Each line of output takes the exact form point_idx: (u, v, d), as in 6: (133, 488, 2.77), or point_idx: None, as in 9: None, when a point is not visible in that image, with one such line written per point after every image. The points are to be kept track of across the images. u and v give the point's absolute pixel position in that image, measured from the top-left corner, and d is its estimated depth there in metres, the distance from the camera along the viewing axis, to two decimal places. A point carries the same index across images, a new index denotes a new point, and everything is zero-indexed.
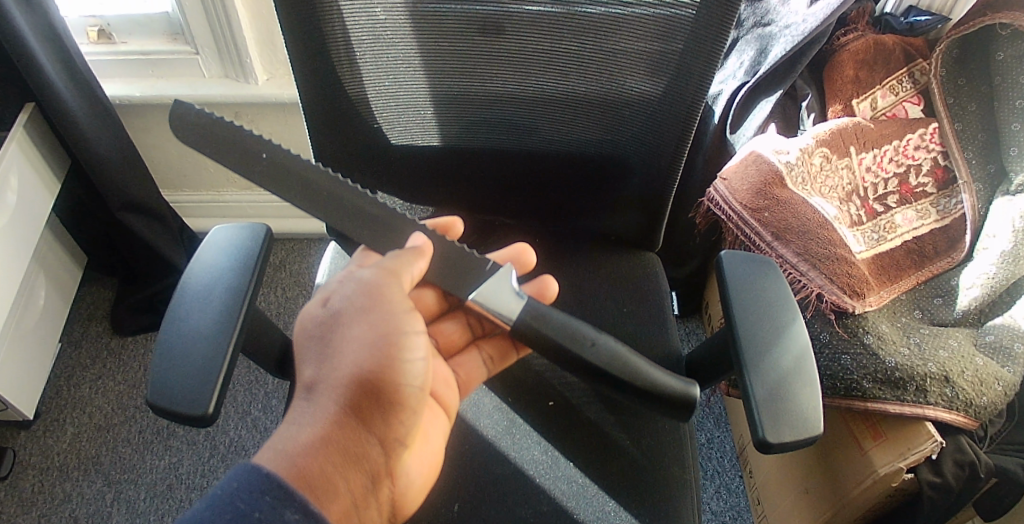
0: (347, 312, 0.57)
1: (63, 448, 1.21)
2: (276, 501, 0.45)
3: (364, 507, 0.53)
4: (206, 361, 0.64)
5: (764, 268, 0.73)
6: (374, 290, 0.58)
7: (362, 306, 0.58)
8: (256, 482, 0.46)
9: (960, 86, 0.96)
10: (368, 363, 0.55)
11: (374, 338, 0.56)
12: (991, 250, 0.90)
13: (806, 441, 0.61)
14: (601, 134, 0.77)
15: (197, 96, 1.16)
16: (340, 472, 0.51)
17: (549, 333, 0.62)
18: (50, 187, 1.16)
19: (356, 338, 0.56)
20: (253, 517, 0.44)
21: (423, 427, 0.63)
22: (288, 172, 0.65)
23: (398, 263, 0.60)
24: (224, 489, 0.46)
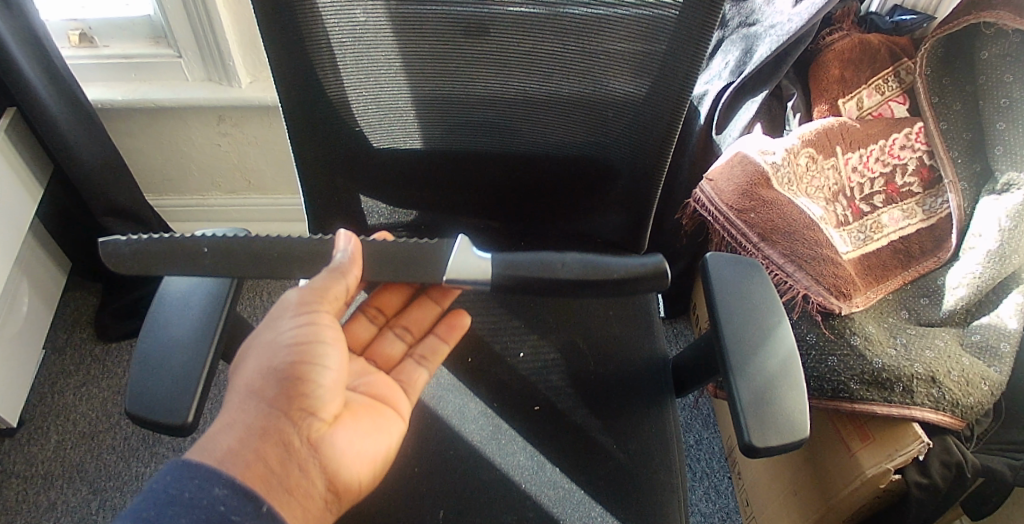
0: (272, 326, 0.59)
1: (47, 455, 1.19)
2: (203, 481, 0.48)
3: (283, 474, 0.53)
4: (185, 369, 0.63)
5: (748, 269, 0.73)
6: (299, 297, 0.59)
7: (279, 315, 0.59)
8: (182, 472, 0.49)
9: (945, 85, 0.96)
10: (273, 364, 0.57)
11: (292, 338, 0.58)
12: (977, 250, 0.90)
13: (791, 445, 0.60)
14: (585, 135, 0.77)
15: (181, 100, 1.15)
16: (267, 452, 0.53)
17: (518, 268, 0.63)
18: (31, 195, 1.14)
19: (270, 345, 0.58)
20: (184, 498, 0.47)
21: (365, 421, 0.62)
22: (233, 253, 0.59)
23: (323, 283, 0.59)
24: (157, 483, 0.48)
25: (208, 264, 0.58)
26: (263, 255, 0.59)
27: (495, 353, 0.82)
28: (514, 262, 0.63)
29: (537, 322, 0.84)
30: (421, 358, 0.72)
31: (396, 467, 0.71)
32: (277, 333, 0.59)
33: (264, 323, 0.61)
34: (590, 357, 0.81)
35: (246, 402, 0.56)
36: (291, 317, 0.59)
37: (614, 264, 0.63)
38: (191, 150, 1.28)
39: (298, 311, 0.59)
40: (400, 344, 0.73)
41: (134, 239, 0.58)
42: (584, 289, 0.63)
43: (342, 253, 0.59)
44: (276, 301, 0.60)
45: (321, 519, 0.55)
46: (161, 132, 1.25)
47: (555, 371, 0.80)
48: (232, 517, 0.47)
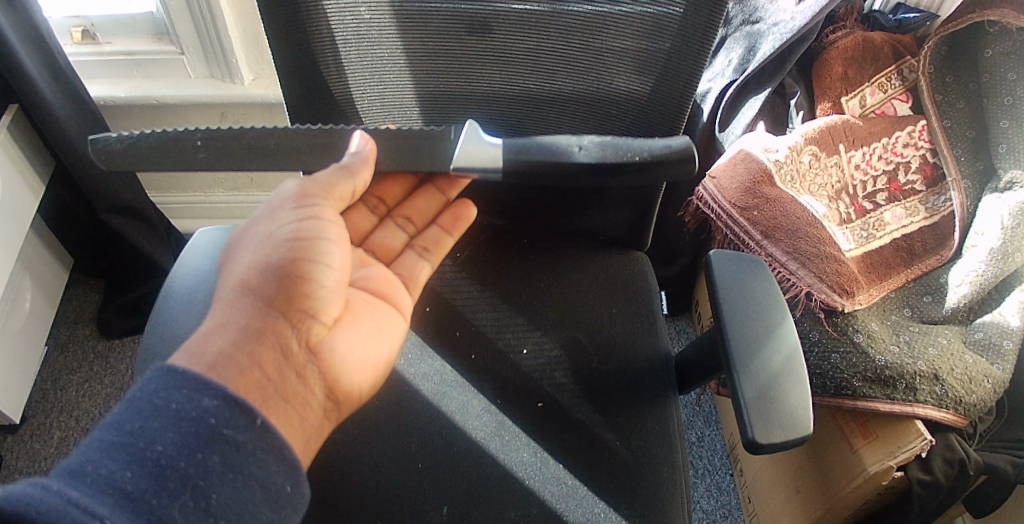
0: (272, 218, 0.59)
1: (48, 452, 1.19)
2: (191, 392, 0.45)
3: (283, 379, 0.52)
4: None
5: (751, 266, 0.73)
6: (301, 189, 0.60)
7: (280, 205, 0.60)
8: (170, 377, 0.46)
9: (949, 83, 0.96)
10: (271, 262, 0.57)
11: (292, 234, 0.58)
12: (980, 247, 0.90)
13: (795, 441, 0.60)
14: (589, 134, 0.77)
15: (183, 97, 1.14)
16: (266, 352, 0.52)
17: (533, 153, 0.63)
18: (33, 191, 1.14)
19: (265, 242, 0.58)
20: (171, 409, 0.44)
21: (366, 324, 0.63)
22: (227, 146, 0.59)
23: (329, 179, 0.60)
24: (141, 390, 0.45)
25: (203, 156, 0.59)
26: (258, 147, 0.59)
27: (498, 349, 0.82)
28: (522, 149, 0.63)
29: (541, 319, 0.84)
30: (424, 250, 0.74)
31: (399, 462, 0.72)
32: (276, 227, 0.59)
33: (262, 213, 0.60)
34: (594, 353, 0.81)
35: (242, 301, 0.54)
36: (292, 210, 0.59)
37: (635, 145, 0.63)
38: None
39: (301, 203, 0.60)
40: (400, 235, 0.75)
41: (123, 135, 0.59)
42: (602, 172, 0.64)
43: (355, 153, 0.60)
44: (277, 194, 0.61)
45: (322, 428, 0.54)
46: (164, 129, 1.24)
47: (559, 367, 0.80)
48: (223, 431, 0.44)
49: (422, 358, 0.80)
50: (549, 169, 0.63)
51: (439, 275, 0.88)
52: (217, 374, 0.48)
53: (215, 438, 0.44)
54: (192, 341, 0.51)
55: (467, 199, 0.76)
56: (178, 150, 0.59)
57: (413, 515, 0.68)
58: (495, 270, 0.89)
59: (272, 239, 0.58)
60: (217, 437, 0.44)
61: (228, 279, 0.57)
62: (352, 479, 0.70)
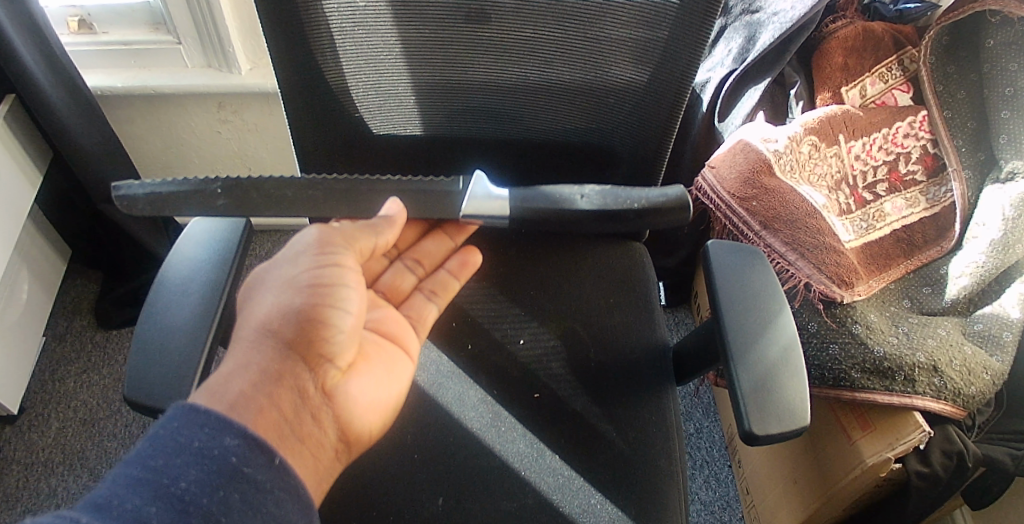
0: (292, 260, 0.58)
1: (47, 442, 1.20)
2: (214, 430, 0.44)
3: (297, 421, 0.50)
4: (182, 355, 0.63)
5: (749, 256, 0.73)
6: (321, 236, 0.59)
7: (301, 250, 0.59)
8: (191, 416, 0.44)
9: (950, 73, 0.96)
10: (291, 305, 0.55)
11: (311, 276, 0.57)
12: (981, 238, 0.89)
13: (792, 432, 0.60)
14: (586, 122, 0.76)
15: (180, 87, 1.14)
16: (284, 397, 0.50)
17: (536, 202, 0.66)
18: (30, 180, 1.13)
19: (287, 284, 0.56)
20: (193, 447, 0.43)
21: (376, 365, 0.61)
22: (248, 196, 0.60)
23: (353, 229, 0.60)
24: (161, 427, 0.44)
25: (223, 204, 0.60)
26: (277, 196, 0.60)
27: (495, 340, 0.81)
28: (528, 197, 0.66)
29: (538, 310, 0.84)
30: (432, 292, 0.72)
31: (395, 453, 0.71)
32: (296, 270, 0.57)
33: (283, 257, 0.59)
34: (591, 344, 0.81)
35: (262, 344, 0.53)
36: (312, 256, 0.58)
37: (634, 192, 0.65)
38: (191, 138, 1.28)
39: (322, 248, 0.58)
40: (410, 277, 0.73)
41: (146, 183, 0.59)
42: (604, 220, 0.66)
43: (383, 216, 0.61)
44: (296, 238, 0.60)
45: (331, 470, 0.53)
46: (161, 118, 1.24)
47: (556, 357, 0.80)
48: (245, 470, 0.44)
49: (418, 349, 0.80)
50: (552, 217, 0.67)
51: None
52: (236, 416, 0.47)
53: (236, 477, 0.43)
54: (210, 380, 0.50)
55: (474, 245, 0.75)
56: (200, 197, 0.60)
57: (408, 504, 0.68)
58: (493, 261, 0.88)
59: (293, 282, 0.56)
60: (237, 476, 0.43)
61: (246, 318, 0.55)
62: (347, 469, 0.70)
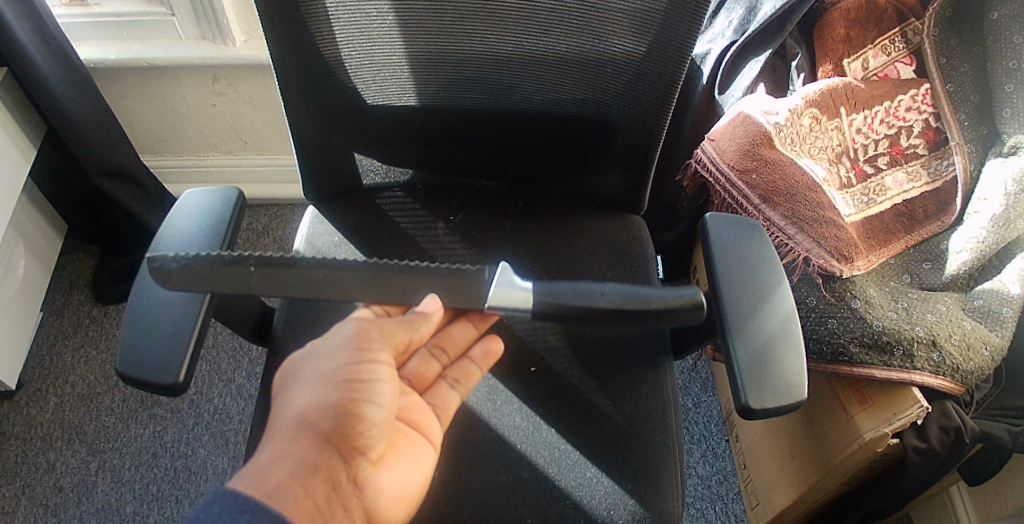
0: (330, 354, 0.59)
1: (46, 417, 1.20)
2: (253, 515, 0.45)
3: (330, 513, 0.51)
4: (176, 328, 0.62)
5: (747, 229, 0.72)
6: (359, 330, 0.61)
7: (339, 343, 0.60)
8: (234, 502, 0.45)
9: (954, 45, 0.94)
10: (328, 398, 0.56)
11: (347, 371, 0.58)
12: (982, 214, 0.88)
13: (788, 406, 0.60)
14: (584, 94, 0.75)
15: (174, 59, 1.13)
16: (320, 491, 0.51)
17: (557, 300, 0.62)
18: (24, 153, 1.12)
19: (325, 376, 0.57)
20: None
21: (403, 455, 0.60)
22: (281, 277, 0.61)
23: (389, 326, 0.62)
24: (202, 510, 0.44)
25: (255, 282, 0.60)
26: (312, 279, 0.61)
27: None
28: (552, 290, 0.63)
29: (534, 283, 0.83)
30: (454, 381, 0.69)
31: None
32: (333, 365, 0.58)
33: (321, 348, 0.60)
34: (588, 318, 0.80)
35: (300, 436, 0.54)
36: (348, 351, 0.60)
37: (652, 296, 0.63)
38: (187, 111, 1.27)
39: (359, 344, 0.60)
40: (435, 364, 0.70)
41: (180, 254, 0.62)
42: (621, 320, 0.63)
43: (421, 311, 0.61)
44: (335, 333, 0.61)
45: None
46: (155, 92, 1.23)
47: (552, 331, 0.79)
48: None
49: None
50: (572, 317, 0.63)
51: (430, 237, 0.86)
52: (278, 505, 0.48)
53: None
54: (249, 469, 0.50)
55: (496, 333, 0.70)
56: (234, 277, 0.61)
57: None
58: (490, 234, 0.87)
59: (330, 375, 0.57)
60: None
61: (284, 408, 0.56)
62: None
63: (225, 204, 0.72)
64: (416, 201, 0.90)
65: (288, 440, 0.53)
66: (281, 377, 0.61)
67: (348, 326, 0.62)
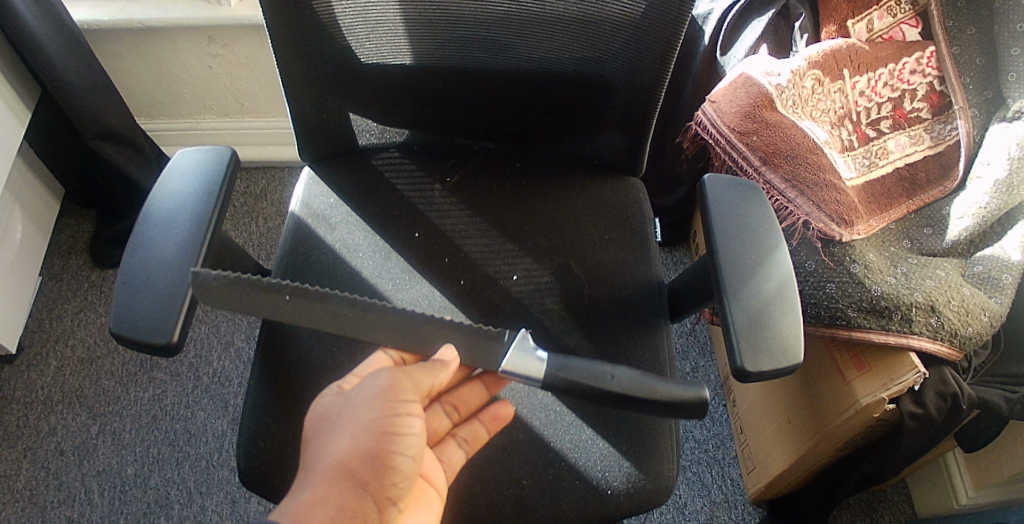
0: (361, 402, 0.55)
1: (47, 381, 1.21)
2: None
3: None
4: (168, 287, 0.61)
5: (745, 191, 0.70)
6: (389, 381, 0.56)
7: (370, 398, 0.55)
8: None
9: (961, 7, 0.92)
10: (367, 449, 0.52)
11: (381, 421, 0.53)
12: (984, 179, 0.88)
13: (785, 369, 0.59)
14: (582, 53, 0.73)
15: (169, 20, 1.11)
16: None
17: (571, 376, 0.59)
18: (19, 116, 1.11)
19: (360, 427, 0.53)
20: None
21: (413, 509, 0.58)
22: (311, 307, 0.58)
23: (416, 373, 0.56)
24: None
25: (287, 309, 0.58)
26: (339, 314, 0.58)
27: (488, 276, 0.80)
28: (567, 365, 0.60)
29: (532, 246, 0.82)
30: (463, 440, 0.65)
31: None
32: (365, 413, 0.54)
33: (350, 400, 0.56)
34: (585, 281, 0.80)
35: (338, 482, 0.51)
36: (379, 400, 0.55)
37: (660, 387, 0.59)
38: (182, 73, 1.26)
39: (390, 398, 0.55)
40: (446, 420, 0.66)
41: (220, 271, 0.57)
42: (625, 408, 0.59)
43: (438, 359, 0.57)
44: (364, 382, 0.56)
45: None
46: (150, 54, 1.21)
47: (550, 293, 0.79)
48: None
49: (410, 283, 0.79)
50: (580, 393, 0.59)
51: (427, 200, 0.86)
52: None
53: None
54: (286, 508, 0.49)
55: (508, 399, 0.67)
56: (264, 300, 0.57)
57: None
58: (488, 196, 0.87)
59: (367, 427, 0.53)
60: None
61: (318, 454, 0.53)
62: None
63: (218, 167, 0.70)
64: (412, 162, 0.89)
65: (325, 480, 0.51)
66: (309, 426, 0.57)
67: (375, 378, 0.57)
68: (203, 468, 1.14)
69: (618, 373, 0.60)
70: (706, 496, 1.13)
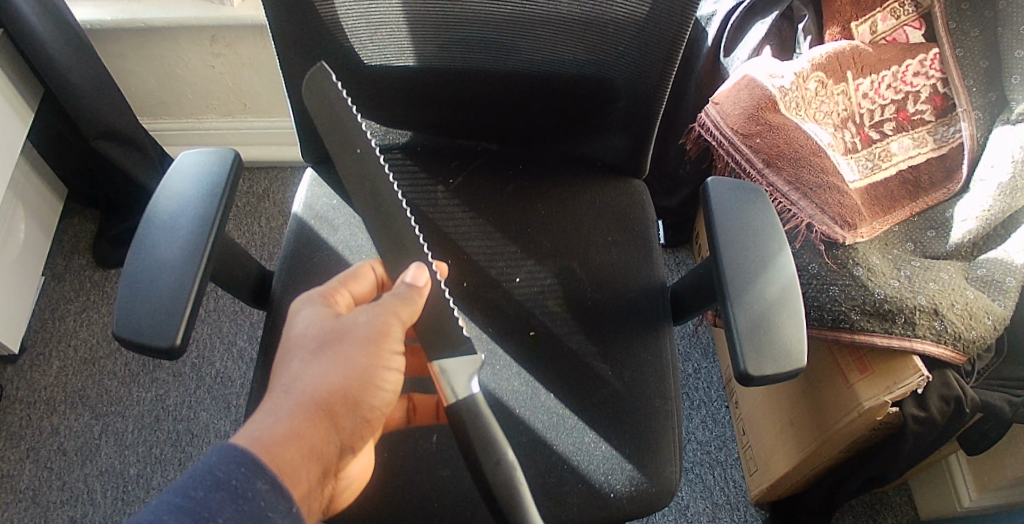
0: (350, 339, 0.55)
1: (49, 381, 1.21)
2: (251, 471, 0.45)
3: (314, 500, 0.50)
4: (173, 289, 0.61)
5: (749, 194, 0.70)
6: (380, 323, 0.56)
7: (363, 337, 0.55)
8: (233, 455, 0.45)
9: (964, 9, 0.92)
10: (347, 392, 0.53)
11: (365, 368, 0.54)
12: (988, 182, 0.87)
13: (788, 373, 0.59)
14: (585, 54, 0.73)
15: (171, 20, 1.11)
16: (314, 483, 0.49)
17: (473, 428, 0.57)
18: (21, 116, 1.11)
19: (348, 368, 0.53)
20: (230, 485, 0.43)
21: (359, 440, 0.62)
22: (366, 173, 0.66)
23: (403, 313, 0.57)
24: (202, 461, 0.44)
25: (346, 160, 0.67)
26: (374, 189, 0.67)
27: (491, 278, 0.80)
28: (482, 420, 0.58)
29: (535, 247, 0.82)
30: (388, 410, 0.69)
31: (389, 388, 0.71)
32: (354, 351, 0.54)
33: (336, 331, 0.56)
34: (587, 282, 0.80)
35: (314, 418, 0.51)
36: (368, 342, 0.55)
37: (520, 492, 0.56)
38: (185, 73, 1.26)
39: (379, 342, 0.55)
40: None
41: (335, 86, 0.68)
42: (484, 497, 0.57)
43: (410, 283, 0.58)
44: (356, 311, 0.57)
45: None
46: (152, 54, 1.21)
47: (552, 294, 0.79)
48: (268, 514, 0.44)
49: None
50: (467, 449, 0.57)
51: (430, 201, 0.86)
52: (285, 485, 0.46)
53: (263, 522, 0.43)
54: (251, 430, 0.49)
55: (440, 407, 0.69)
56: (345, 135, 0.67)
57: (402, 436, 0.68)
58: (490, 196, 0.87)
59: (355, 370, 0.53)
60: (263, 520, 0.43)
61: (295, 380, 0.53)
62: None
63: (223, 167, 0.70)
64: (415, 163, 0.89)
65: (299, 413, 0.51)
66: (288, 339, 0.57)
67: (368, 314, 0.56)
68: None
69: (505, 465, 0.57)
70: (708, 497, 1.13)
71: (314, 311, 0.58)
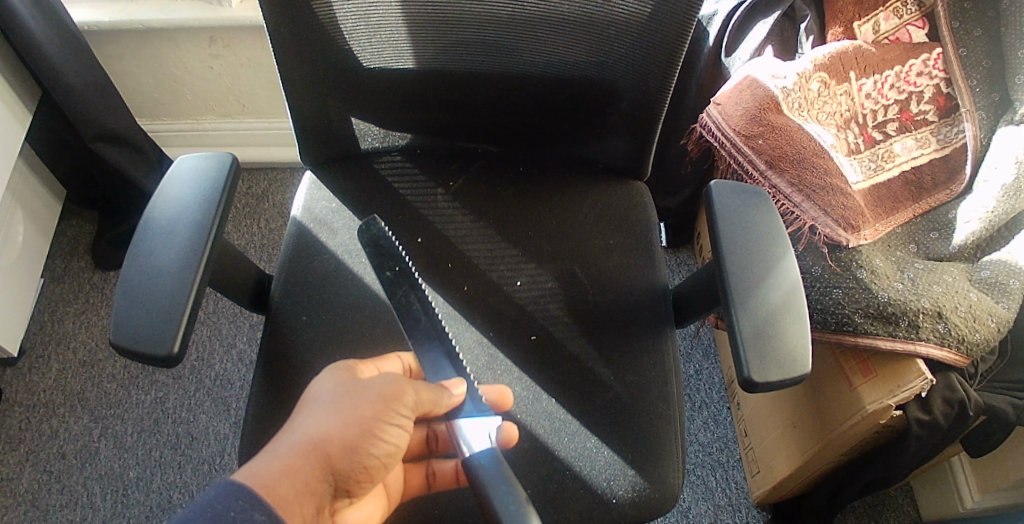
0: (361, 399, 0.55)
1: (48, 384, 1.20)
2: (248, 504, 0.45)
3: None
4: (168, 297, 0.60)
5: (753, 198, 0.69)
6: (396, 388, 0.56)
7: (376, 397, 0.55)
8: (235, 489, 0.46)
9: (967, 9, 0.91)
10: (347, 437, 0.52)
11: (371, 421, 0.54)
12: (991, 183, 0.87)
13: (792, 379, 0.58)
14: (586, 56, 0.73)
15: (168, 20, 1.11)
16: (309, 520, 0.49)
17: (486, 474, 0.56)
18: (19, 118, 1.10)
19: (352, 416, 0.53)
20: (229, 516, 0.44)
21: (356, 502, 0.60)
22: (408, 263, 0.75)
23: (422, 391, 0.57)
24: (205, 496, 0.45)
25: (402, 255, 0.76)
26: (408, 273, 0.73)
27: (492, 282, 0.79)
28: (495, 464, 0.57)
29: (536, 251, 0.82)
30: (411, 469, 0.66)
31: None
32: (362, 406, 0.54)
33: (348, 386, 0.56)
34: (588, 286, 0.79)
35: (312, 458, 0.51)
36: (377, 401, 0.55)
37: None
38: (183, 74, 1.25)
39: (389, 404, 0.55)
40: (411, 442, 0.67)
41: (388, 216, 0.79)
42: None
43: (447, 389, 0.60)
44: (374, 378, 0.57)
45: None
46: (150, 54, 1.20)
47: (553, 298, 0.78)
48: None
49: None
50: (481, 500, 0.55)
51: (429, 204, 0.85)
52: (282, 518, 0.46)
53: None
54: (252, 464, 0.49)
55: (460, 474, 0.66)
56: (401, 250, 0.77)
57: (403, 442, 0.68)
58: (490, 200, 0.86)
59: (358, 421, 0.53)
60: None
61: (301, 425, 0.53)
62: None
63: (222, 176, 0.69)
64: (414, 166, 0.88)
65: (299, 452, 0.51)
66: (306, 395, 0.56)
67: (385, 382, 0.57)
68: (205, 471, 1.14)
69: (523, 507, 0.54)
70: (710, 499, 1.12)
71: (334, 373, 0.58)
